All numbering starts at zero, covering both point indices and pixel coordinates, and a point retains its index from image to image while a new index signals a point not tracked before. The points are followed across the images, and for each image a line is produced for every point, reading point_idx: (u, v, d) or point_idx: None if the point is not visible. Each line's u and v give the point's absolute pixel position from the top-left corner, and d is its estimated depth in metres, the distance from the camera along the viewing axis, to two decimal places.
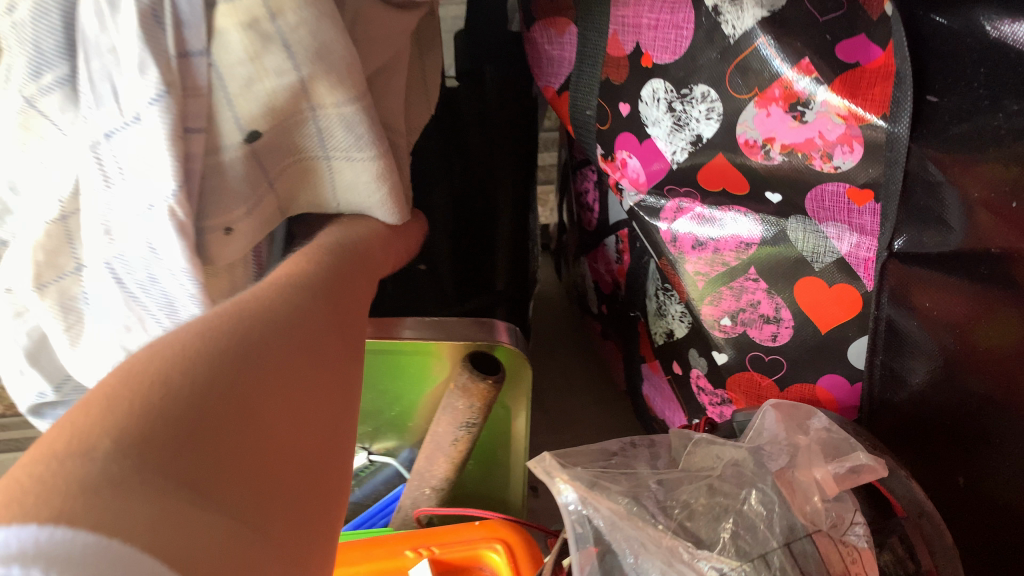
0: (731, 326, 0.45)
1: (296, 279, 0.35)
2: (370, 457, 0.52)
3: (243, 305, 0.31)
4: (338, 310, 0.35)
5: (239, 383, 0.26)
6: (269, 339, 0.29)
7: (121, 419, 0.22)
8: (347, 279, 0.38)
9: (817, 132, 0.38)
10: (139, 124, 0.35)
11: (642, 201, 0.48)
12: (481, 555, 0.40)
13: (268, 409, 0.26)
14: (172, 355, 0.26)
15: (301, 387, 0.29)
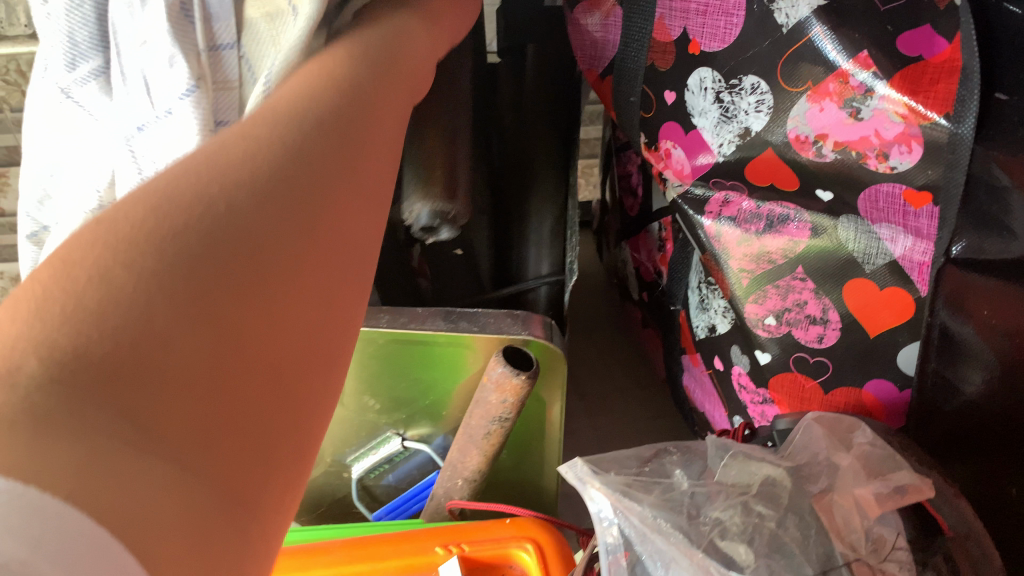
0: (776, 326, 0.44)
1: (327, 86, 0.27)
2: (405, 443, 0.52)
3: (265, 121, 0.24)
4: (384, 130, 0.28)
5: (262, 234, 0.20)
6: (298, 169, 0.23)
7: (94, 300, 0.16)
8: (382, 88, 0.30)
9: (873, 130, 0.36)
10: (173, 117, 0.35)
11: (687, 193, 0.46)
12: (510, 557, 0.38)
13: (298, 258, 0.21)
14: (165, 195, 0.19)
15: (334, 219, 0.23)
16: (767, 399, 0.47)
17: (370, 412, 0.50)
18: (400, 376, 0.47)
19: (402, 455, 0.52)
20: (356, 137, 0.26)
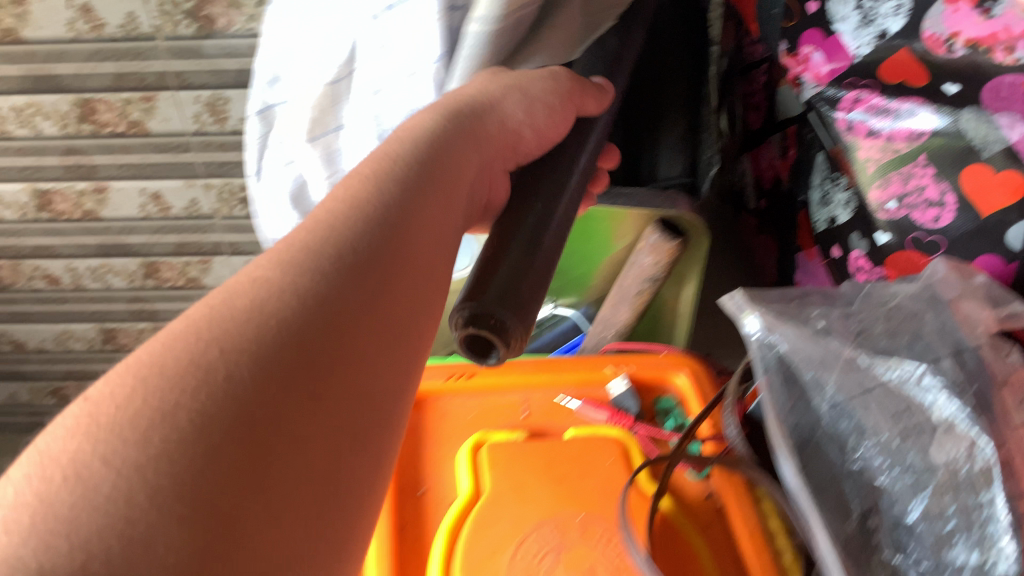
0: (896, 209, 0.50)
1: (357, 197, 0.28)
2: (555, 309, 0.61)
3: (312, 238, 0.25)
4: (424, 229, 0.28)
5: (293, 365, 0.20)
6: (343, 288, 0.23)
7: (102, 449, 0.17)
8: (422, 183, 0.30)
9: (1004, 26, 0.41)
10: (418, 79, 0.46)
11: (823, 93, 0.54)
12: (667, 378, 0.47)
13: (330, 392, 0.21)
14: (184, 339, 0.20)
15: (370, 345, 0.23)
16: (879, 275, 0.52)
17: None
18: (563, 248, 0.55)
19: (551, 319, 0.61)
20: (399, 249, 0.26)
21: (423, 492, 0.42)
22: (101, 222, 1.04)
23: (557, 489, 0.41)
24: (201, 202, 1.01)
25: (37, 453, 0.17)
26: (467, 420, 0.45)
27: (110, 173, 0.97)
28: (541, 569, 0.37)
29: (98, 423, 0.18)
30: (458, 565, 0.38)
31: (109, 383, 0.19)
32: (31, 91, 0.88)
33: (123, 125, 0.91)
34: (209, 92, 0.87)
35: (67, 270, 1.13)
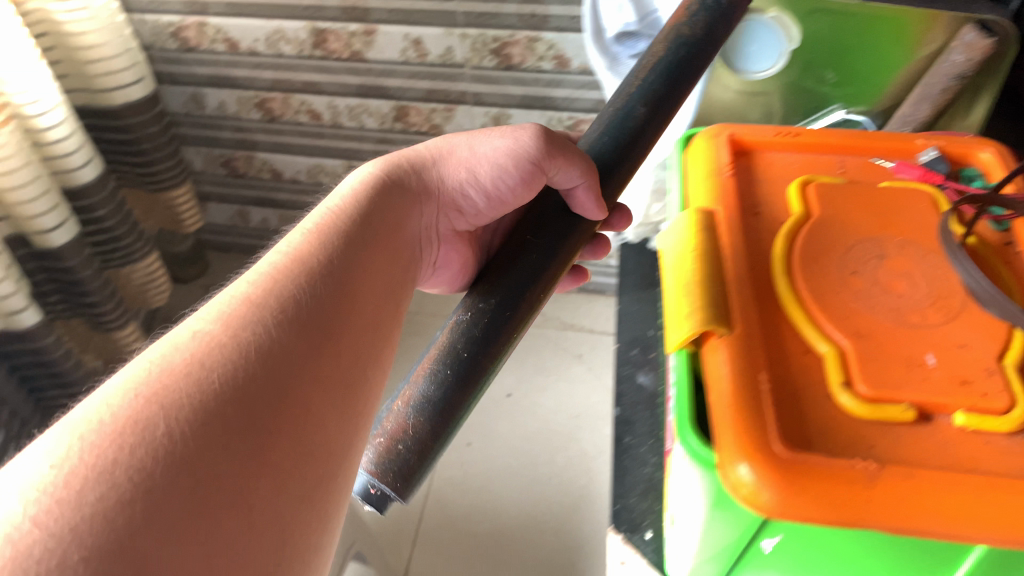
0: None
1: (311, 275, 0.39)
2: (847, 114, 0.68)
3: (258, 295, 0.37)
4: (353, 302, 0.40)
5: (253, 397, 0.32)
6: (278, 354, 0.34)
7: (125, 417, 0.29)
8: (357, 258, 0.42)
9: None
10: None
11: None
12: (972, 155, 0.54)
13: (276, 417, 0.32)
14: (174, 361, 0.32)
15: (309, 387, 0.34)
16: None
17: (824, 85, 0.67)
18: (867, 49, 0.63)
19: (842, 123, 0.69)
20: (335, 326, 0.38)
21: (761, 212, 0.51)
22: (364, 62, 1.17)
23: (878, 218, 0.49)
24: (456, 50, 1.11)
25: (53, 433, 0.29)
26: (791, 168, 0.54)
27: (328, 85, 1.23)
28: (869, 267, 0.47)
29: (133, 399, 0.29)
30: (797, 256, 0.47)
31: (124, 385, 0.30)
32: (274, 18, 1.13)
33: (346, 54, 1.16)
34: (418, 31, 1.09)
35: (293, 167, 1.42)
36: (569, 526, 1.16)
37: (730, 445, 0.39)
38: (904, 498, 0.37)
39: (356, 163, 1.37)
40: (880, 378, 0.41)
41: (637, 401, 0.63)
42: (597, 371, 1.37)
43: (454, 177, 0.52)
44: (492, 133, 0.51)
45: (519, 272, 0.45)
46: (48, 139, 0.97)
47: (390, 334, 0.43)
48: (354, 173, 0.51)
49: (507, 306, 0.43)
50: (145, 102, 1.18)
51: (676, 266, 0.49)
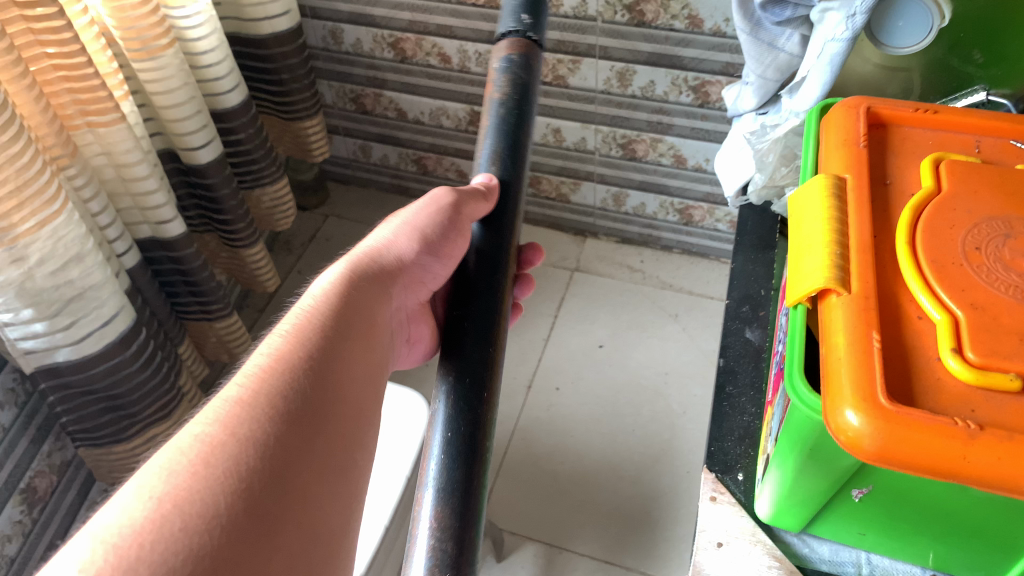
0: None
1: (298, 362, 0.48)
2: (988, 96, 0.66)
3: (246, 401, 0.45)
4: (340, 382, 0.49)
5: (247, 497, 0.41)
6: (282, 439, 0.44)
7: (146, 523, 0.38)
8: (344, 343, 0.51)
9: None
10: None
11: None
12: None
13: (270, 502, 0.41)
14: (178, 471, 0.41)
15: (299, 476, 0.43)
16: None
17: (971, 65, 0.67)
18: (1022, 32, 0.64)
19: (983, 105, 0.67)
20: (325, 420, 0.46)
21: (890, 184, 0.53)
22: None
23: (1010, 198, 0.50)
24: (589, 3, 1.11)
25: (87, 536, 0.38)
26: (926, 143, 0.55)
27: (460, 33, 1.28)
28: (993, 244, 0.48)
29: (145, 509, 0.39)
30: (922, 229, 0.49)
31: (140, 492, 0.40)
32: None
33: None
34: None
35: (417, 108, 1.47)
36: (648, 476, 1.21)
37: (842, 392, 0.42)
38: (1001, 458, 0.39)
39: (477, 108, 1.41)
40: (992, 348, 0.43)
41: (743, 354, 0.66)
42: (692, 333, 1.38)
43: (398, 256, 0.60)
44: (414, 211, 0.62)
45: (474, 311, 0.48)
46: (202, 63, 1.06)
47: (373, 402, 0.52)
48: (325, 270, 0.57)
49: (483, 343, 0.47)
50: (288, 34, 1.24)
51: (800, 227, 0.52)
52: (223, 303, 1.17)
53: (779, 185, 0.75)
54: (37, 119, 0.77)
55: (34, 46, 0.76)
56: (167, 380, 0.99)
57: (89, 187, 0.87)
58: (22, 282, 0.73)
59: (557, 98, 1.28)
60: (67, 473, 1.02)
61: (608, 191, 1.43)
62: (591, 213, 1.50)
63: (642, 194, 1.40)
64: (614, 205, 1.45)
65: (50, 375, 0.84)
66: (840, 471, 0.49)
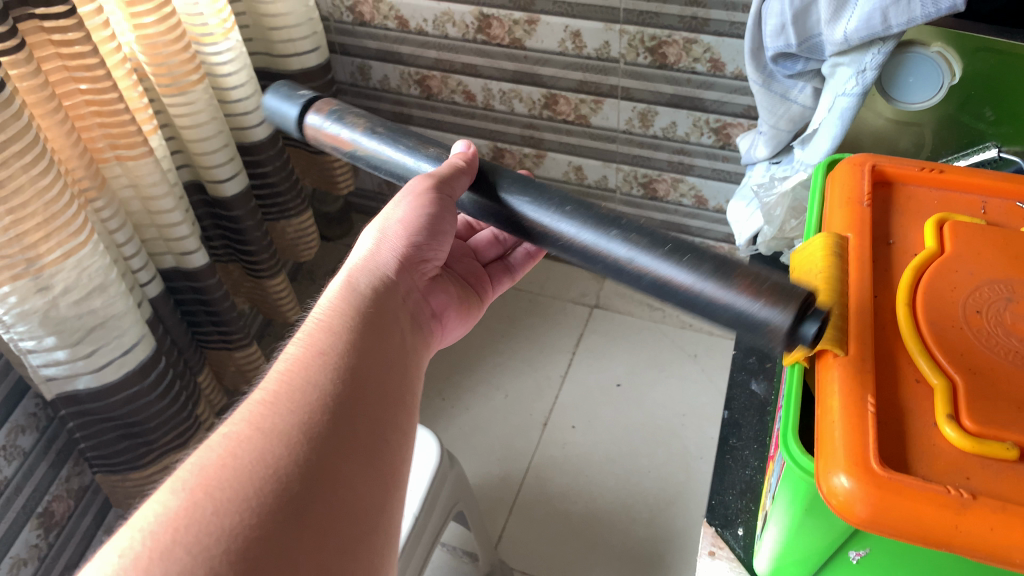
0: None
1: (321, 357, 0.47)
2: (999, 154, 0.68)
3: (275, 393, 0.45)
4: (367, 371, 0.48)
5: (283, 482, 0.40)
6: (312, 425, 0.43)
7: (179, 508, 0.38)
8: (366, 338, 0.51)
9: None
10: None
11: None
12: None
13: (303, 479, 0.41)
14: (210, 458, 0.41)
15: (330, 455, 0.42)
16: None
17: (981, 122, 0.68)
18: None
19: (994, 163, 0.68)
20: (355, 404, 0.46)
21: (893, 244, 0.53)
22: (522, 50, 1.18)
23: (1013, 261, 0.50)
24: (612, 45, 1.11)
25: (125, 526, 0.38)
26: (931, 203, 0.56)
27: (486, 72, 1.25)
28: (994, 308, 0.48)
29: (178, 494, 0.39)
30: (922, 290, 0.49)
31: (174, 482, 0.40)
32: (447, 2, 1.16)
33: (507, 41, 1.17)
34: (577, 26, 1.10)
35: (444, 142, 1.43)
36: (661, 518, 1.20)
37: (834, 458, 0.42)
38: (994, 530, 0.39)
39: (501, 144, 1.38)
40: (988, 415, 0.43)
41: (748, 407, 0.67)
42: (710, 373, 1.37)
43: (398, 254, 0.59)
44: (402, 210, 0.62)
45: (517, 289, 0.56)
46: (232, 97, 1.06)
47: (403, 391, 0.51)
48: (334, 280, 0.56)
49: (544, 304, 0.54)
50: (317, 70, 1.23)
51: (801, 284, 0.52)
52: (244, 333, 1.18)
53: (789, 237, 0.77)
54: (67, 151, 0.78)
55: (68, 81, 0.78)
56: (185, 409, 1.00)
57: (116, 217, 0.87)
58: (47, 310, 0.74)
59: (578, 137, 1.29)
60: (84, 498, 1.03)
61: None
62: None
63: (662, 231, 1.40)
64: None
65: (69, 402, 0.85)
66: (837, 531, 0.48)
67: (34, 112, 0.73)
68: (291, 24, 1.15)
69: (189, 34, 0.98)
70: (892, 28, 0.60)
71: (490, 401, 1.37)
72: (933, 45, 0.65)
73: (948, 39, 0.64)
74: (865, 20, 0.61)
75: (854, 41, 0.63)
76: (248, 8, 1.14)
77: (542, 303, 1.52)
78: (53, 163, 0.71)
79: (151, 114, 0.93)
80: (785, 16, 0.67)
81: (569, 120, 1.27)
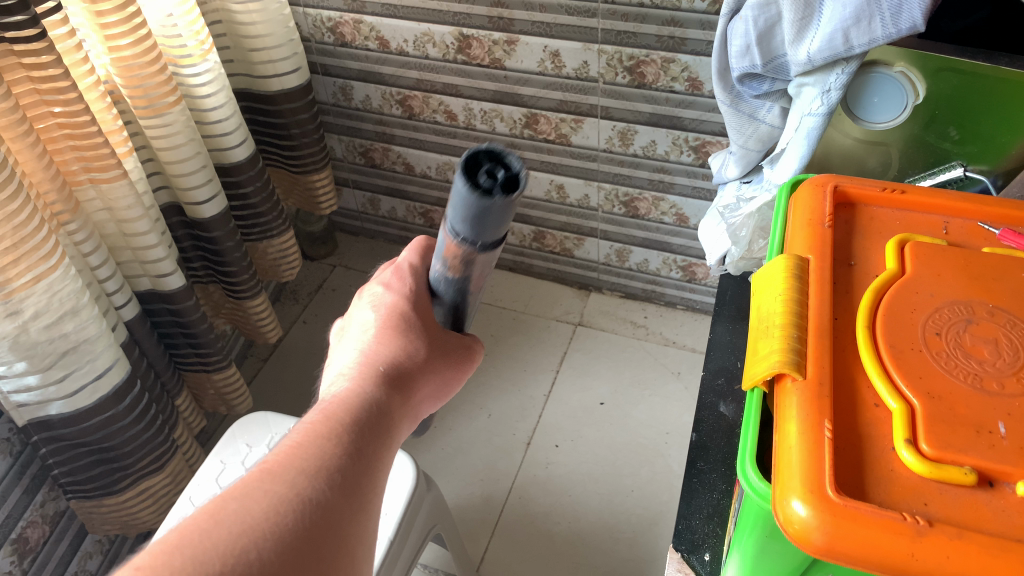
0: None
1: (357, 426, 0.47)
2: (965, 172, 0.69)
3: (314, 453, 0.44)
4: (387, 452, 0.49)
5: (318, 545, 0.40)
6: (346, 496, 0.43)
7: (224, 544, 0.38)
8: (395, 416, 0.50)
9: None
10: None
11: None
12: None
13: (330, 550, 0.41)
14: (254, 502, 0.40)
15: (351, 535, 0.43)
16: None
17: (947, 141, 0.68)
18: (996, 109, 0.64)
19: (960, 181, 0.69)
20: (374, 485, 0.46)
21: (854, 265, 0.53)
22: (502, 70, 1.18)
23: (974, 282, 0.50)
24: (591, 65, 1.11)
25: (166, 543, 0.38)
26: (893, 224, 0.56)
27: (467, 92, 1.25)
28: (954, 329, 0.47)
29: (225, 530, 0.38)
30: (881, 313, 0.49)
31: (218, 513, 0.40)
32: (427, 22, 1.16)
33: (487, 61, 1.18)
34: (556, 45, 1.10)
35: (429, 163, 1.43)
36: (645, 539, 1.18)
37: (790, 485, 0.42)
38: (950, 557, 0.39)
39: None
40: (945, 439, 0.42)
41: (717, 429, 0.69)
42: (694, 391, 1.36)
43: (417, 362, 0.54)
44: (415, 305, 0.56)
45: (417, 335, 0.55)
46: (209, 119, 1.05)
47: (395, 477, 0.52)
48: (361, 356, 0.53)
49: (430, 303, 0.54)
50: (298, 91, 1.23)
51: (762, 306, 0.52)
52: (222, 355, 1.15)
53: (756, 257, 0.79)
54: (39, 174, 0.77)
55: (39, 105, 0.76)
56: (161, 433, 0.98)
57: (90, 239, 0.85)
58: (17, 335, 0.73)
59: (559, 156, 1.29)
60: (60, 523, 0.99)
61: (611, 247, 1.42)
62: (594, 268, 1.49)
63: (646, 248, 1.39)
64: (619, 260, 1.45)
65: (42, 428, 0.83)
66: (798, 557, 0.47)
67: (4, 136, 0.72)
68: (271, 46, 1.14)
69: (167, 57, 0.97)
70: (854, 48, 0.60)
71: (474, 421, 1.36)
72: (895, 65, 0.65)
73: (910, 59, 0.64)
74: (827, 41, 0.61)
75: (817, 62, 0.63)
76: (228, 29, 1.13)
77: (526, 322, 1.51)
78: (23, 188, 0.70)
79: (127, 136, 0.91)
80: (750, 37, 0.67)
81: (550, 138, 1.26)
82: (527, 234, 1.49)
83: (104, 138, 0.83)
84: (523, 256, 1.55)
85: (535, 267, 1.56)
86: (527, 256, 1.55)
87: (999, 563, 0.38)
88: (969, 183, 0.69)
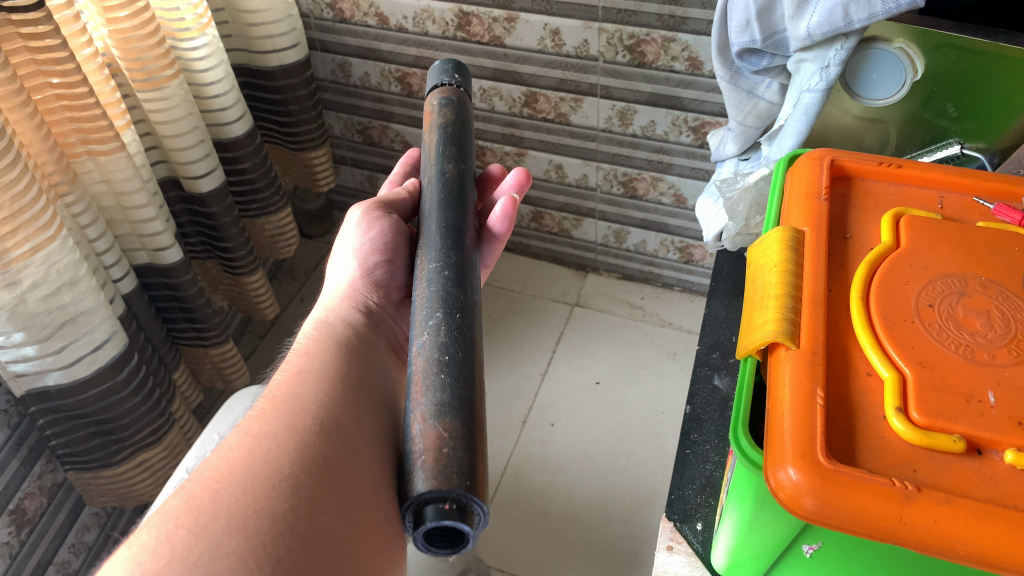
0: None
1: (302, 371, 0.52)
2: (963, 150, 0.69)
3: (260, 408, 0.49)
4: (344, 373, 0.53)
5: (276, 463, 0.44)
6: (292, 421, 0.47)
7: (190, 499, 0.42)
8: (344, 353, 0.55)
9: None
10: None
11: None
12: None
13: (293, 464, 0.44)
14: (214, 460, 0.45)
15: (317, 441, 0.46)
16: None
17: (944, 118, 0.69)
18: (994, 86, 0.65)
19: (958, 159, 0.70)
20: (337, 403, 0.49)
21: (850, 238, 0.54)
22: (502, 48, 1.17)
23: (970, 255, 0.50)
24: (591, 43, 1.11)
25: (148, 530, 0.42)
26: (889, 199, 0.56)
27: None
28: (948, 301, 0.48)
29: (187, 491, 0.42)
30: (875, 285, 0.49)
31: (239, 453, 0.44)
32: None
33: (486, 38, 1.17)
34: (555, 23, 1.10)
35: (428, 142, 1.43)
36: (639, 517, 1.19)
37: (781, 453, 0.43)
38: (937, 522, 0.39)
39: (482, 143, 1.37)
40: (937, 408, 0.43)
41: (710, 402, 0.70)
42: (690, 372, 1.37)
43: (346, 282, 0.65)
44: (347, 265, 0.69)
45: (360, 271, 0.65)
46: (208, 93, 1.05)
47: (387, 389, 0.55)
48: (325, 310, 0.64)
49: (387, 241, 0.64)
50: (297, 66, 1.22)
51: (757, 278, 0.52)
52: (220, 330, 1.15)
53: (753, 232, 0.79)
54: (38, 146, 0.76)
55: (37, 75, 0.76)
56: (158, 406, 0.98)
57: (88, 212, 0.85)
58: (15, 306, 0.73)
59: (559, 136, 1.29)
60: (57, 494, 1.00)
61: (609, 227, 1.43)
62: (592, 248, 1.50)
63: (643, 228, 1.40)
64: (616, 241, 1.45)
65: (39, 399, 0.84)
66: (792, 523, 0.47)
67: (2, 107, 0.71)
68: (269, 21, 1.13)
69: (165, 30, 0.96)
70: (853, 24, 0.60)
71: None
72: (895, 41, 0.65)
73: (910, 35, 0.64)
74: (827, 15, 0.61)
75: (816, 37, 0.63)
76: (226, 4, 1.12)
77: (522, 302, 1.51)
78: (21, 159, 0.70)
79: (124, 108, 0.90)
80: (750, 11, 0.67)
81: (551, 118, 1.26)
82: (525, 215, 1.49)
83: (103, 110, 0.83)
84: (521, 236, 1.55)
85: (533, 247, 1.56)
86: (525, 236, 1.55)
87: (986, 528, 0.39)
88: (966, 161, 0.70)
